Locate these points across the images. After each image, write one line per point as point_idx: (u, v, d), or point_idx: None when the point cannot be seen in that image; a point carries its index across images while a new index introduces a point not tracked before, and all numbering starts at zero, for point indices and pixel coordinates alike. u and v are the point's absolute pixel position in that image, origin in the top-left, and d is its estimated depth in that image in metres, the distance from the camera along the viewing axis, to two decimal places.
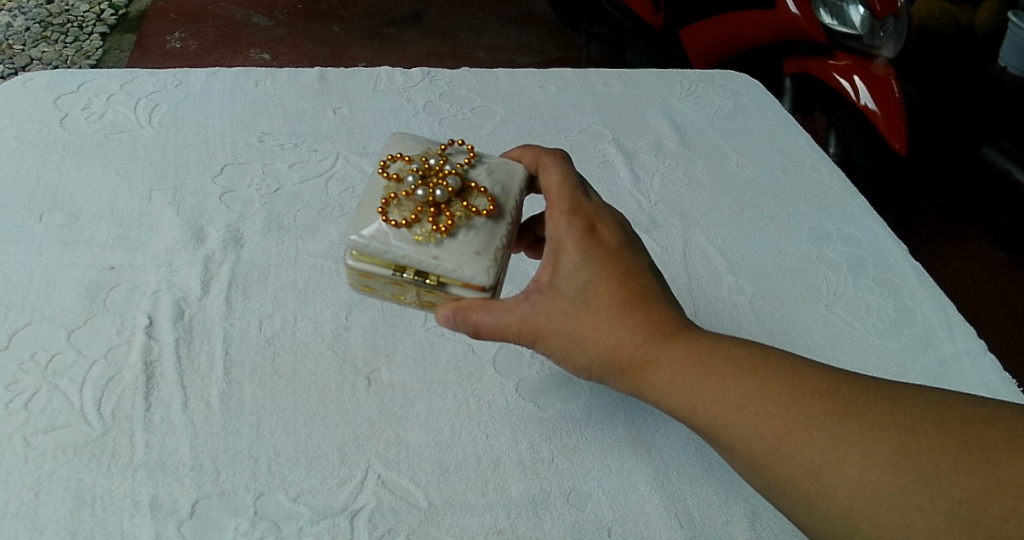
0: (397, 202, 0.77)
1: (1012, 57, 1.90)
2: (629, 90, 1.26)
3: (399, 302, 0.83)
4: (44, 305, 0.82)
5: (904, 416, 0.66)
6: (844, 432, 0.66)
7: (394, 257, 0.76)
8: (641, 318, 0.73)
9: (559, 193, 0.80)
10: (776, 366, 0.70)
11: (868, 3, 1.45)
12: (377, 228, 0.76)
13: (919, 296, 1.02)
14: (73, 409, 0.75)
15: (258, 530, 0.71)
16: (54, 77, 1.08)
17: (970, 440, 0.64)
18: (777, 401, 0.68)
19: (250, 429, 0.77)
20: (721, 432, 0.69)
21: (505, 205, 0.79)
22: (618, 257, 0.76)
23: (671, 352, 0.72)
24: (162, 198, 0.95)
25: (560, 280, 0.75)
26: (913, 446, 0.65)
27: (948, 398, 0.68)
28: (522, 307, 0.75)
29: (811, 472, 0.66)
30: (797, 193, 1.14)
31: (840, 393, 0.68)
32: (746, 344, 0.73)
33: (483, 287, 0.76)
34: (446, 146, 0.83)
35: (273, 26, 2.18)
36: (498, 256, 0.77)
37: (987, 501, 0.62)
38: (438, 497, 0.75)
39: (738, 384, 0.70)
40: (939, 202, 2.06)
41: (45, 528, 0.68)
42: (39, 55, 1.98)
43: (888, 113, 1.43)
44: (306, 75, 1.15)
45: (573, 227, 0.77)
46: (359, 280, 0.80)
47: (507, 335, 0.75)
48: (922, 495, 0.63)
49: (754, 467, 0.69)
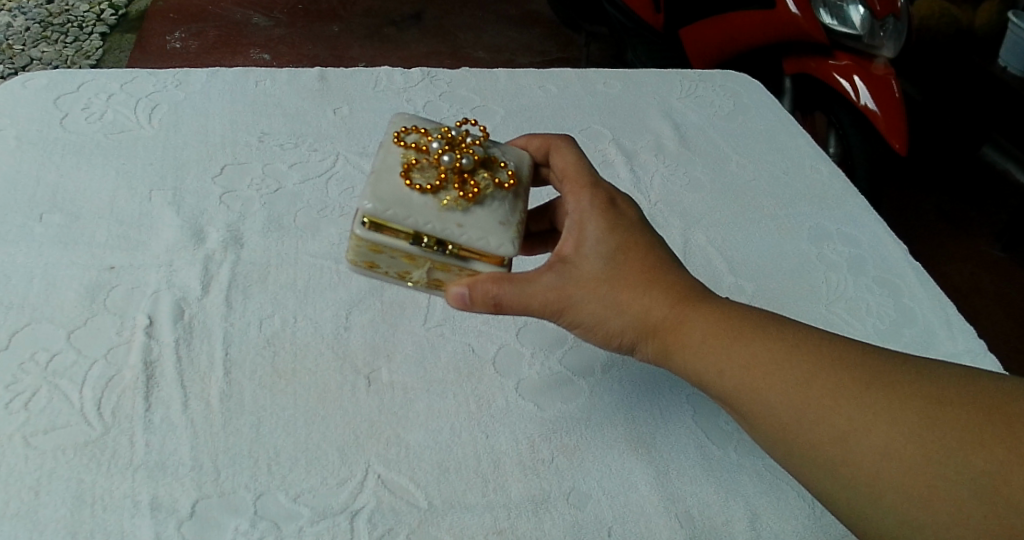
0: (421, 167, 0.77)
1: (1012, 57, 1.90)
2: (629, 90, 1.26)
3: (400, 281, 0.81)
4: (44, 305, 0.82)
5: (925, 388, 0.66)
6: (869, 401, 0.66)
7: (414, 224, 0.75)
8: (666, 287, 0.75)
9: (576, 170, 0.82)
10: (800, 337, 0.71)
11: (868, 3, 1.46)
12: (400, 192, 0.75)
13: (919, 296, 1.02)
14: (73, 409, 0.75)
15: (258, 530, 0.71)
16: (54, 77, 1.08)
17: (992, 412, 0.64)
18: (797, 373, 0.69)
19: (249, 429, 0.77)
20: (746, 399, 0.70)
21: (524, 181, 0.81)
22: (638, 230, 0.78)
23: (698, 319, 0.74)
24: (162, 198, 0.95)
25: (583, 251, 0.76)
26: (937, 417, 0.65)
27: (972, 374, 0.67)
28: (546, 278, 0.75)
29: (835, 440, 0.66)
30: (797, 193, 1.14)
31: (864, 364, 0.69)
32: (769, 316, 0.74)
33: (504, 259, 0.77)
34: (460, 122, 0.84)
35: (274, 26, 2.18)
36: (520, 229, 0.78)
37: (1012, 472, 0.62)
38: (438, 497, 0.75)
39: (764, 351, 0.71)
40: (938, 202, 2.06)
41: (45, 528, 0.68)
42: (39, 55, 1.98)
43: (888, 113, 1.43)
44: (306, 75, 1.15)
45: (595, 200, 0.79)
46: (365, 252, 0.78)
47: (531, 306, 0.74)
48: (945, 464, 0.63)
49: (778, 436, 0.69)
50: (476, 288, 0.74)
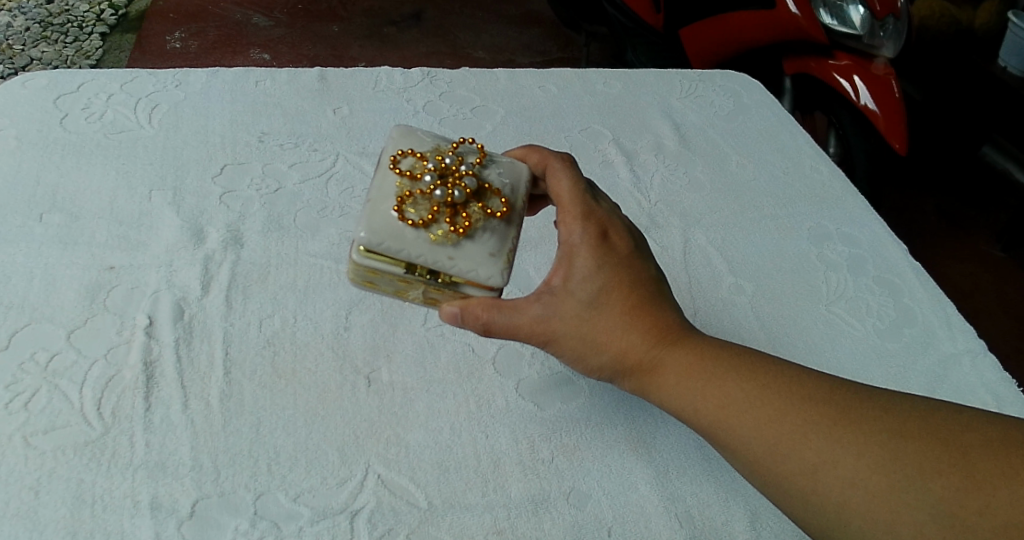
0: (414, 200, 0.76)
1: (1012, 57, 1.89)
2: (630, 89, 1.26)
3: (398, 297, 0.83)
4: (43, 305, 0.82)
5: (892, 421, 0.68)
6: (839, 434, 0.68)
7: (407, 256, 0.75)
8: (649, 323, 0.75)
9: (571, 197, 0.80)
10: (776, 373, 0.72)
11: (868, 3, 1.45)
12: (393, 226, 0.75)
13: (919, 295, 1.02)
14: (73, 409, 0.75)
15: (258, 530, 0.71)
16: (55, 77, 1.08)
17: (952, 444, 0.66)
18: (775, 406, 0.70)
19: (249, 429, 0.76)
20: (721, 432, 0.71)
21: (517, 206, 0.80)
22: (628, 264, 0.77)
23: (678, 356, 0.74)
24: (162, 198, 0.95)
25: (571, 284, 0.75)
26: (900, 449, 0.66)
27: (932, 405, 0.69)
28: (534, 309, 0.75)
29: (806, 470, 0.68)
30: (797, 193, 1.14)
31: (834, 399, 0.70)
32: (747, 352, 0.75)
33: (494, 288, 0.77)
34: (456, 144, 0.82)
35: (273, 26, 2.18)
36: (510, 257, 0.78)
37: (965, 498, 0.64)
38: (438, 497, 0.75)
39: (736, 387, 0.72)
40: (939, 202, 2.07)
41: (46, 528, 0.68)
42: (39, 55, 1.98)
43: (888, 113, 1.43)
44: (306, 75, 1.15)
45: (587, 232, 0.77)
46: (363, 275, 0.79)
47: (520, 336, 0.75)
48: (908, 494, 0.65)
49: (751, 467, 0.70)
50: (469, 310, 0.74)
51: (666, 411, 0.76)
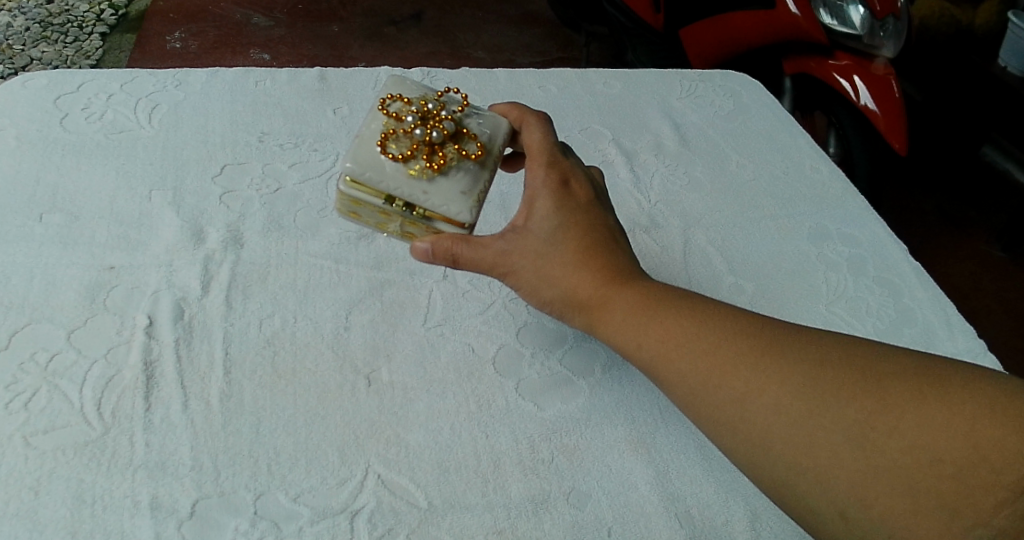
0: (396, 136, 0.82)
1: (1012, 57, 1.89)
2: (630, 89, 1.26)
3: (380, 230, 0.89)
4: (43, 305, 0.82)
5: (817, 353, 0.69)
6: (764, 366, 0.69)
7: (386, 185, 0.82)
8: (600, 264, 0.78)
9: (539, 148, 0.84)
10: (712, 313, 0.74)
11: (868, 3, 1.45)
12: (376, 158, 0.81)
13: (919, 295, 1.02)
14: (74, 409, 0.75)
15: (258, 530, 0.71)
16: (54, 77, 1.08)
17: (870, 374, 0.66)
18: (708, 340, 0.72)
19: (249, 429, 0.76)
20: (661, 366, 0.73)
21: (491, 152, 0.86)
22: (586, 209, 0.81)
23: (626, 299, 0.76)
24: (162, 198, 0.95)
25: (531, 223, 0.79)
26: (820, 378, 0.67)
27: (862, 344, 0.69)
28: (496, 244, 0.79)
29: (734, 400, 0.69)
30: (797, 193, 1.14)
31: (763, 335, 0.71)
32: (691, 296, 0.76)
33: (465, 225, 0.83)
34: (442, 93, 0.90)
35: (273, 26, 2.18)
36: (480, 198, 0.84)
37: (880, 420, 0.63)
38: (438, 497, 0.75)
39: (678, 325, 0.73)
40: (939, 202, 2.07)
41: (45, 528, 0.68)
42: (40, 55, 1.98)
43: (888, 113, 1.44)
44: (306, 76, 1.15)
45: (548, 179, 0.81)
46: (348, 206, 0.85)
47: (480, 268, 0.79)
48: (828, 417, 0.65)
49: (687, 400, 0.71)
50: (439, 244, 0.78)
51: (613, 348, 0.78)
